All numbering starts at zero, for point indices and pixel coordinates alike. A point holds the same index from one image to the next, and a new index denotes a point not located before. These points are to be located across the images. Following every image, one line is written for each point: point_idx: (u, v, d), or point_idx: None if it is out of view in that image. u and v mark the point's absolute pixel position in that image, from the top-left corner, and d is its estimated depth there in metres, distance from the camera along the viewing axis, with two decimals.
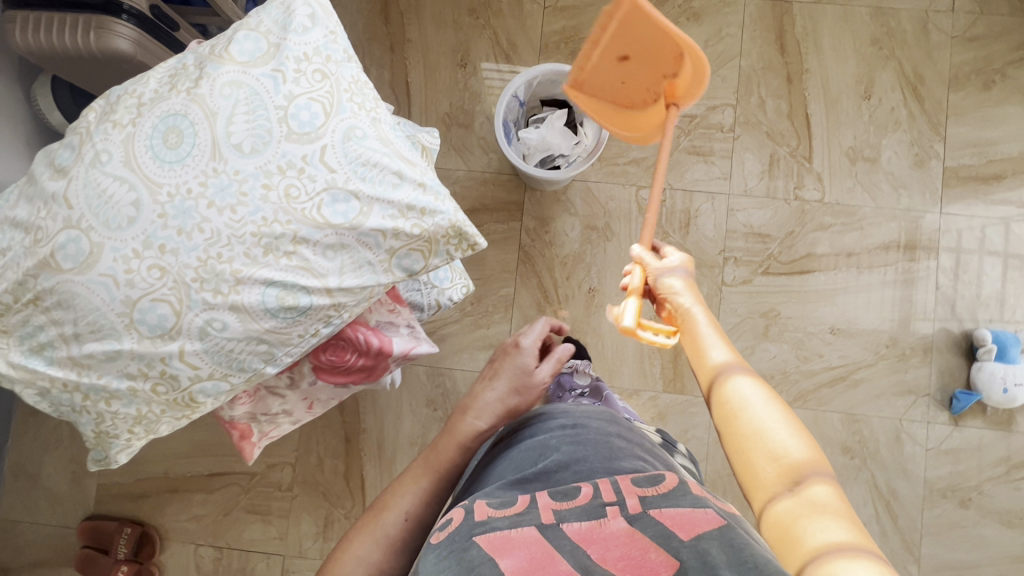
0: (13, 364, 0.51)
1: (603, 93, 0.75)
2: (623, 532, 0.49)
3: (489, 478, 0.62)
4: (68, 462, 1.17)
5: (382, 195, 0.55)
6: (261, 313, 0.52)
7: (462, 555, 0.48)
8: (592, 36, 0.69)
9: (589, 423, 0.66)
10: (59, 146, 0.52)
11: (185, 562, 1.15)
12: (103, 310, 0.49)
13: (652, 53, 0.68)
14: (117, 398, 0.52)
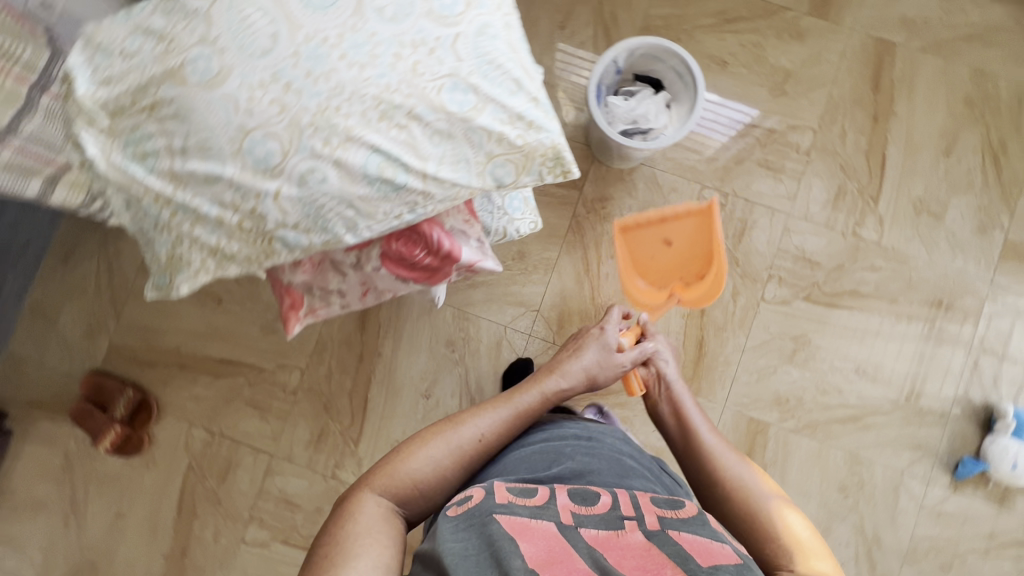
0: (114, 165, 0.52)
1: (636, 251, 1.01)
2: (640, 545, 0.51)
3: (499, 468, 0.66)
4: (88, 315, 1.18)
5: (498, 96, 0.56)
6: (360, 177, 0.53)
7: (482, 531, 0.50)
8: (666, 216, 0.97)
9: (602, 436, 0.70)
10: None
11: (175, 440, 1.16)
12: (217, 131, 0.50)
13: (690, 258, 0.98)
14: (202, 223, 0.53)
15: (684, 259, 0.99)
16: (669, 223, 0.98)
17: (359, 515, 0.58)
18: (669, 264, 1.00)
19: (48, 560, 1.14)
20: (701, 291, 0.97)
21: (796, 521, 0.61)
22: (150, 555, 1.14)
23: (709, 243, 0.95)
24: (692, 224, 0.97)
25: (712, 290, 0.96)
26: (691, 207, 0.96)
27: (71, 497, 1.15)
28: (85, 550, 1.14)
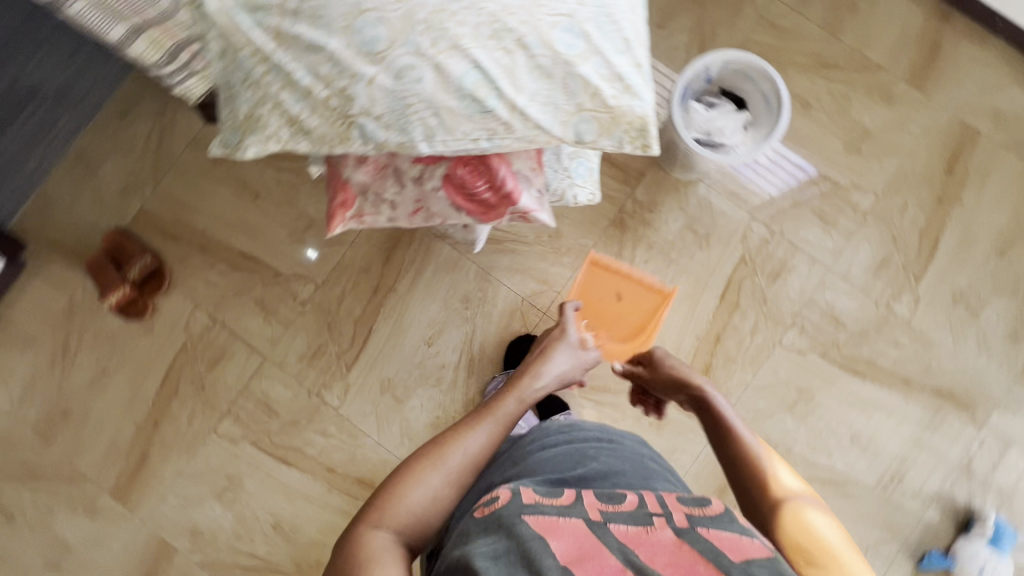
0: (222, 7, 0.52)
1: (589, 286, 1.05)
2: (669, 542, 0.51)
3: (524, 468, 0.69)
4: (127, 174, 1.19)
5: (606, 51, 0.56)
6: (454, 89, 0.53)
7: (513, 530, 0.52)
8: (637, 275, 1.03)
9: (623, 440, 0.76)
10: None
11: (177, 316, 1.17)
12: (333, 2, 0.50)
13: (628, 320, 1.04)
14: (291, 89, 0.53)
15: (623, 317, 1.04)
16: (633, 283, 1.04)
17: (363, 555, 0.57)
18: (607, 314, 1.05)
19: (25, 395, 1.15)
20: (620, 351, 1.02)
21: (820, 518, 0.58)
22: (122, 418, 1.15)
23: (649, 318, 1.04)
24: (646, 296, 1.04)
25: (627, 353, 1.01)
26: (658, 286, 1.02)
27: (63, 341, 1.16)
28: (62, 396, 1.15)
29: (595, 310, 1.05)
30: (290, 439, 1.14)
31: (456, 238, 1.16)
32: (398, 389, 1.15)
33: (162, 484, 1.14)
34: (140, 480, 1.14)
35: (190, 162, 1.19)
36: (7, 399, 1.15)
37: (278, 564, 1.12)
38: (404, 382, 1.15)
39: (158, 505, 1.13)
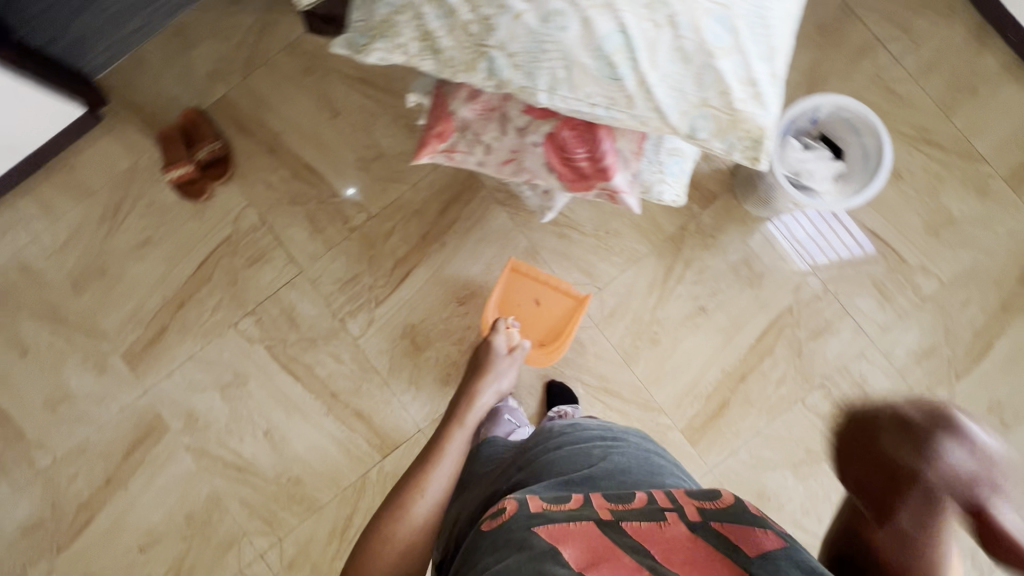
0: None
1: (510, 292, 1.10)
2: (684, 537, 0.51)
3: (531, 475, 0.69)
4: (218, 58, 1.19)
5: (750, 53, 0.55)
6: (594, 47, 0.52)
7: (524, 542, 0.52)
8: (552, 280, 1.09)
9: (625, 436, 0.75)
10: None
11: (229, 208, 1.17)
12: None
13: (548, 323, 1.10)
14: (436, 4, 0.53)
15: (541, 322, 1.10)
16: (549, 288, 1.10)
17: None
18: (529, 318, 1.10)
19: (70, 240, 1.17)
20: (540, 354, 1.08)
21: None
22: (152, 289, 1.17)
23: (566, 321, 1.09)
24: (563, 300, 1.10)
25: (548, 357, 1.07)
26: (572, 290, 1.09)
27: (117, 200, 1.18)
28: (103, 252, 1.17)
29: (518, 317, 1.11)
30: (303, 356, 1.14)
31: (515, 208, 1.15)
32: (419, 337, 1.15)
33: (172, 362, 1.15)
34: (153, 353, 1.16)
35: (282, 64, 1.18)
36: (52, 239, 1.18)
37: (260, 470, 1.13)
38: (425, 332, 1.15)
39: (163, 381, 1.15)
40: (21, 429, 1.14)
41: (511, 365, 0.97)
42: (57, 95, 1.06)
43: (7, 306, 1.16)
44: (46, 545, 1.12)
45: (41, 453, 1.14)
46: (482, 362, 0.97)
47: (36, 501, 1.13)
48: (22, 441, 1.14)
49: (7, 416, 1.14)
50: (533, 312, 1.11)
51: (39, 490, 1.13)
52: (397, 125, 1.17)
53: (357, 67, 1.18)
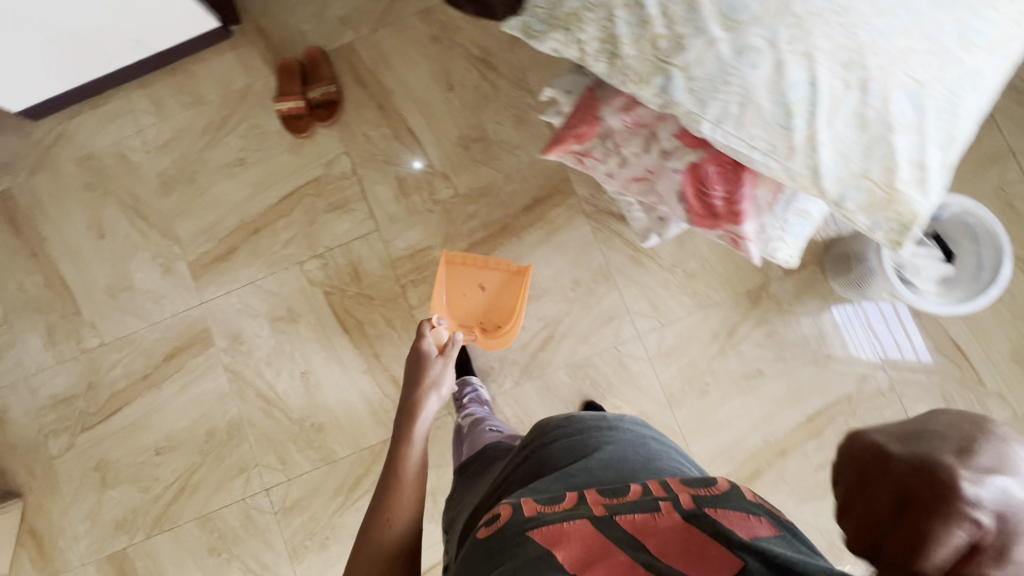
0: None
1: (452, 284, 1.08)
2: (679, 526, 0.48)
3: (528, 476, 0.67)
4: (353, 5, 1.20)
5: (931, 136, 0.53)
6: (777, 91, 0.51)
7: (521, 551, 0.48)
8: (487, 262, 1.07)
9: (619, 423, 0.71)
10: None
11: (325, 150, 1.18)
12: None
13: (500, 306, 1.08)
14: (632, 11, 0.53)
15: (492, 304, 1.08)
16: (488, 270, 1.08)
17: None
18: (479, 307, 1.08)
19: (170, 142, 1.20)
20: (497, 339, 1.06)
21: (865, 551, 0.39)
22: (232, 209, 1.18)
23: (514, 301, 1.06)
24: (507, 282, 1.07)
25: (504, 339, 1.06)
26: (511, 264, 1.07)
27: (224, 116, 1.20)
28: (197, 161, 1.19)
29: (467, 308, 1.09)
30: (356, 311, 1.14)
31: (600, 222, 1.13)
32: None
33: (232, 282, 1.16)
34: (217, 269, 1.17)
35: (412, 27, 1.19)
36: (155, 137, 1.21)
37: (286, 408, 1.14)
38: None
39: (219, 298, 1.16)
40: (80, 308, 1.18)
41: (447, 362, 0.91)
42: (203, 5, 1.10)
43: (97, 189, 1.20)
44: (72, 423, 1.15)
45: (92, 335, 1.17)
46: (416, 371, 0.90)
47: (75, 378, 1.16)
48: (78, 319, 1.18)
49: (70, 292, 1.18)
50: (480, 299, 1.09)
51: (81, 369, 1.16)
52: (505, 113, 1.16)
53: (482, 47, 1.18)
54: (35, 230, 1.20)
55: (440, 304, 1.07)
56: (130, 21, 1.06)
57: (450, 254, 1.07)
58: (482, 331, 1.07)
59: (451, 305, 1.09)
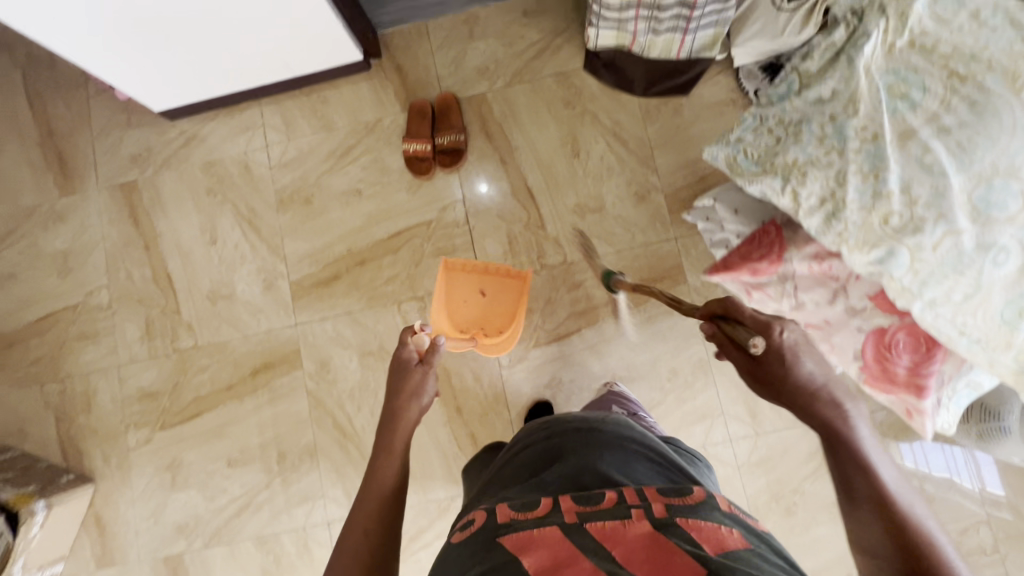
0: (871, 88, 0.60)
1: (451, 290, 1.07)
2: (646, 535, 0.48)
3: (507, 478, 0.68)
4: (492, 59, 1.21)
5: None
6: (1010, 286, 0.51)
7: (487, 558, 0.49)
8: (485, 267, 1.08)
9: (601, 425, 0.69)
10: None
11: (442, 195, 1.18)
12: (990, 153, 0.51)
13: (499, 310, 1.07)
14: (866, 177, 0.57)
15: (491, 309, 1.07)
16: (486, 274, 1.08)
17: None
18: (479, 311, 1.07)
19: (292, 161, 1.22)
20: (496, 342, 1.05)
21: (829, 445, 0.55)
22: (342, 237, 1.19)
23: (515, 304, 1.05)
24: (506, 285, 1.06)
25: (506, 342, 1.04)
26: (511, 270, 1.08)
27: (349, 146, 1.22)
28: (315, 184, 1.21)
29: (467, 313, 1.08)
30: (446, 360, 1.14)
31: None
32: (560, 396, 1.11)
33: (329, 308, 1.17)
34: (317, 293, 1.18)
35: (547, 88, 1.19)
36: (279, 154, 1.23)
37: (360, 444, 1.13)
38: (567, 393, 1.11)
39: (315, 323, 1.17)
40: (181, 308, 1.21)
41: (427, 372, 0.74)
42: (352, 39, 1.12)
43: (216, 195, 1.23)
44: (154, 418, 1.18)
45: (187, 336, 1.20)
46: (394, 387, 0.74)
47: (164, 375, 1.19)
48: (177, 318, 1.20)
49: (174, 289, 1.21)
50: (480, 305, 1.08)
51: (170, 367, 1.19)
52: (627, 189, 1.15)
53: (613, 119, 1.17)
54: (152, 225, 1.24)
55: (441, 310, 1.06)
56: (281, 43, 1.08)
57: (449, 261, 1.08)
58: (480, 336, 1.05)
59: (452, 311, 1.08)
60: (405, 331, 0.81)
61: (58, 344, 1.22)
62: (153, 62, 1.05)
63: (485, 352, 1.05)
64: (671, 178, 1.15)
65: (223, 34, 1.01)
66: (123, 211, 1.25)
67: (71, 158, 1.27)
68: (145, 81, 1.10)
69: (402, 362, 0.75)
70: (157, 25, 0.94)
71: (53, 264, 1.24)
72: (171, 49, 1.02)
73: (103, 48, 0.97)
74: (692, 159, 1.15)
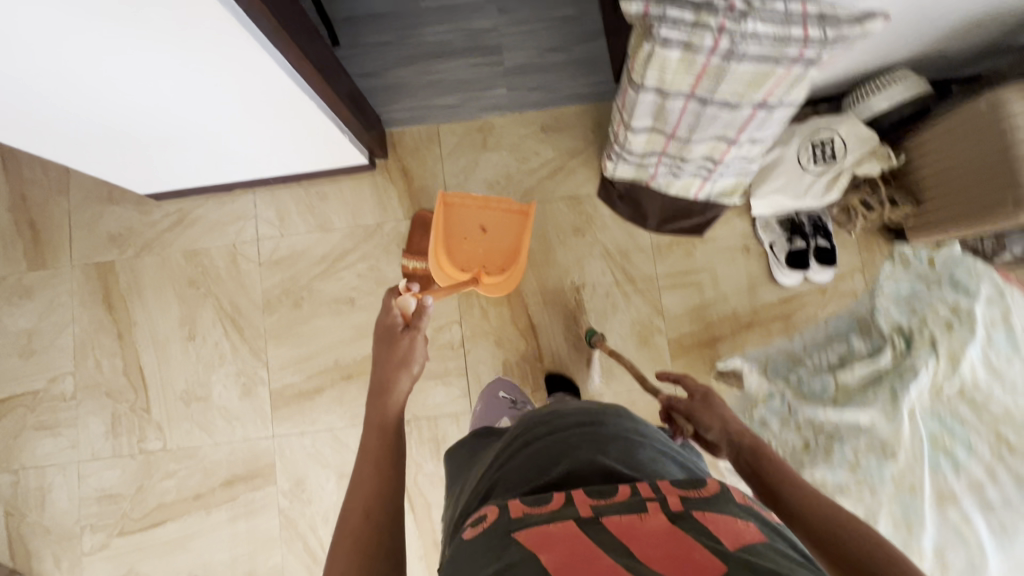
0: (909, 430, 0.83)
1: (452, 225, 1.08)
2: (665, 530, 0.44)
3: (503, 467, 0.61)
4: (504, 174, 1.16)
5: None
6: None
7: (504, 553, 0.44)
8: (484, 202, 1.07)
9: (600, 418, 0.63)
10: (910, 250, 0.92)
11: (437, 314, 1.13)
12: (984, 528, 0.79)
13: (499, 248, 1.08)
14: (911, 521, 0.80)
15: (493, 246, 1.08)
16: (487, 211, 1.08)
17: None
18: (480, 248, 1.08)
19: (284, 260, 1.16)
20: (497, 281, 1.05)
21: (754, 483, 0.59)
22: (329, 347, 1.14)
23: (516, 240, 1.07)
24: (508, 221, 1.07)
25: (507, 282, 1.05)
26: (512, 206, 1.08)
27: (345, 249, 1.16)
28: (306, 287, 1.15)
29: (468, 252, 1.08)
30: (428, 491, 1.10)
31: None
32: None
33: (310, 423, 1.12)
34: (299, 406, 1.12)
35: (558, 212, 1.15)
36: (271, 251, 1.16)
37: None
38: None
39: (294, 437, 1.12)
40: (151, 406, 1.14)
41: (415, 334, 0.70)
42: (356, 146, 1.07)
43: (199, 287, 1.16)
44: (113, 523, 1.11)
45: (155, 437, 1.13)
46: (381, 355, 0.70)
47: (127, 477, 1.12)
48: (146, 417, 1.13)
49: (145, 385, 1.14)
50: (481, 242, 1.10)
51: (134, 469, 1.12)
52: (630, 327, 1.12)
53: (623, 253, 1.14)
54: (127, 312, 1.16)
55: (440, 242, 1.06)
56: (275, 144, 1.01)
57: (447, 196, 1.07)
58: (484, 274, 1.06)
59: (452, 250, 1.09)
60: (389, 296, 0.78)
61: (15, 433, 1.14)
62: (140, 154, 0.97)
63: (487, 293, 1.05)
64: (676, 322, 1.12)
65: (208, 132, 0.93)
66: (97, 294, 1.17)
67: (43, 230, 1.18)
68: (132, 172, 1.02)
69: (388, 330, 0.72)
70: (140, 123, 0.87)
71: (15, 344, 1.16)
72: (150, 143, 0.93)
73: (88, 145, 0.90)
74: (699, 304, 1.12)
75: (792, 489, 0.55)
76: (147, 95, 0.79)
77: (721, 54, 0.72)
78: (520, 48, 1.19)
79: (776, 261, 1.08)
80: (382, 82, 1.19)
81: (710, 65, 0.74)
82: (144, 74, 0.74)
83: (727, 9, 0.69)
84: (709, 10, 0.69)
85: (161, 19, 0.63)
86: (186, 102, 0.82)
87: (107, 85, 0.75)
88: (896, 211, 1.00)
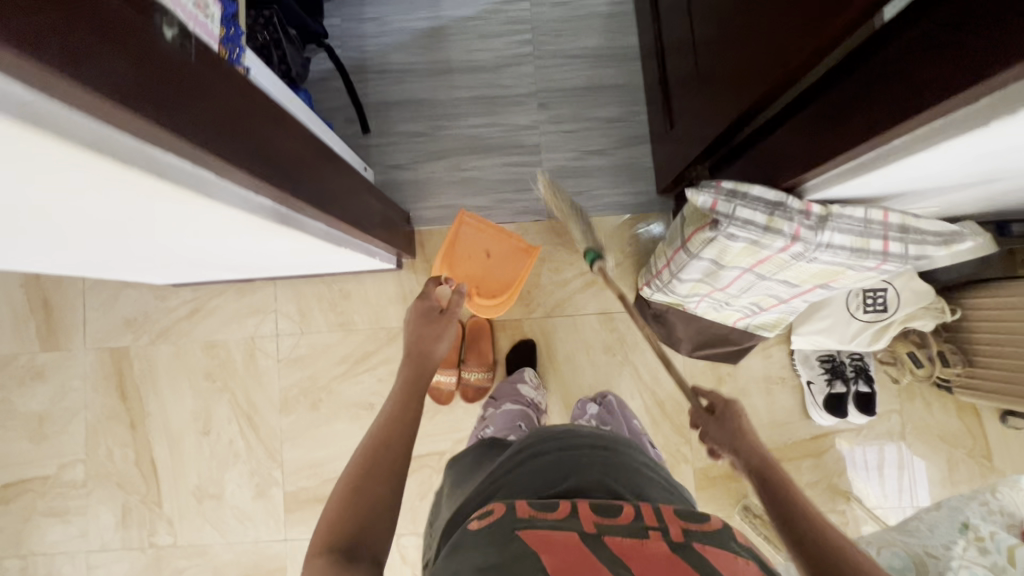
0: None
1: (460, 241, 1.04)
2: (663, 553, 0.42)
3: (506, 474, 0.58)
4: (535, 283, 1.12)
5: None
6: None
7: (504, 554, 0.42)
8: (500, 230, 1.04)
9: (616, 444, 0.61)
10: (989, 531, 0.68)
11: (458, 427, 1.10)
12: None
13: (499, 278, 1.06)
14: None
15: (494, 271, 1.06)
16: (499, 238, 1.05)
17: None
18: (480, 272, 1.05)
19: (303, 358, 1.13)
20: (485, 306, 1.04)
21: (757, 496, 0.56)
22: (346, 453, 1.11)
23: (517, 277, 1.05)
24: (516, 256, 1.05)
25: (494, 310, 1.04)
26: (525, 243, 1.05)
27: (367, 351, 1.13)
28: (325, 388, 1.12)
29: (468, 269, 1.06)
30: None
31: None
32: None
33: None
34: (313, 510, 1.11)
35: (588, 327, 1.12)
36: (290, 348, 1.13)
37: None
38: None
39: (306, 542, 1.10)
40: (163, 500, 1.12)
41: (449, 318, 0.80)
42: (385, 258, 1.02)
43: (215, 381, 1.13)
44: None
45: (166, 532, 1.11)
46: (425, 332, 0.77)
47: (136, 570, 1.11)
48: (157, 511, 1.12)
49: (158, 479, 1.12)
50: (484, 266, 1.07)
51: (143, 563, 1.11)
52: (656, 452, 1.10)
53: (652, 373, 1.11)
54: (141, 401, 1.13)
55: (445, 258, 1.04)
56: (300, 265, 0.95)
57: (466, 214, 1.02)
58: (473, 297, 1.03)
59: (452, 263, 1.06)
60: (432, 283, 0.87)
61: (24, 518, 1.12)
62: (156, 271, 0.89)
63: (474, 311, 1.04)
64: (704, 451, 1.08)
65: (233, 261, 0.86)
66: (111, 381, 1.14)
67: (58, 311, 1.15)
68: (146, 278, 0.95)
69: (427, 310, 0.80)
70: (164, 262, 0.80)
71: (26, 428, 1.13)
72: (168, 267, 0.85)
73: (104, 272, 0.83)
74: None
75: (799, 509, 0.52)
76: (176, 252, 0.71)
77: (790, 254, 0.67)
78: (559, 149, 1.13)
79: (813, 401, 1.05)
80: (412, 175, 1.14)
81: (775, 258, 0.69)
82: (167, 246, 0.66)
83: (802, 214, 0.64)
84: (782, 214, 0.64)
85: (196, 228, 0.56)
86: (216, 254, 0.75)
87: (133, 251, 0.67)
88: (946, 368, 0.97)
